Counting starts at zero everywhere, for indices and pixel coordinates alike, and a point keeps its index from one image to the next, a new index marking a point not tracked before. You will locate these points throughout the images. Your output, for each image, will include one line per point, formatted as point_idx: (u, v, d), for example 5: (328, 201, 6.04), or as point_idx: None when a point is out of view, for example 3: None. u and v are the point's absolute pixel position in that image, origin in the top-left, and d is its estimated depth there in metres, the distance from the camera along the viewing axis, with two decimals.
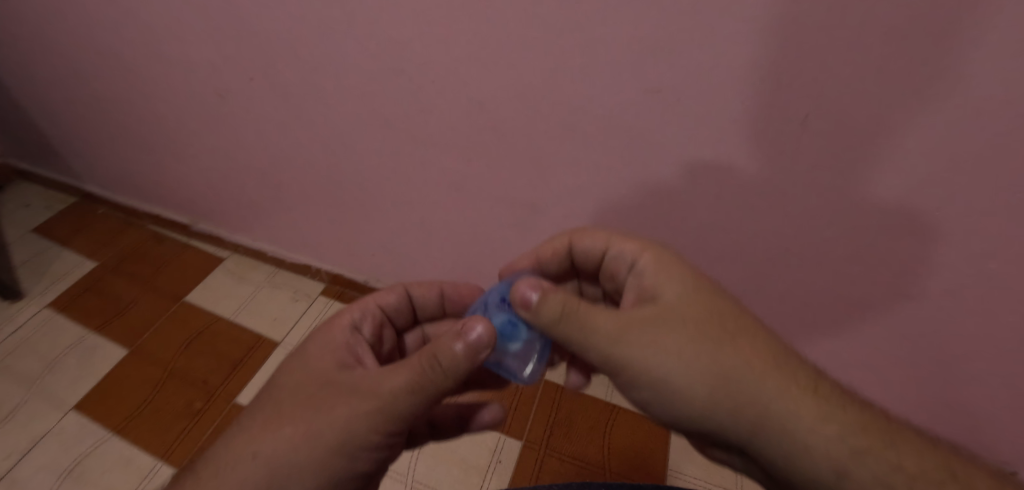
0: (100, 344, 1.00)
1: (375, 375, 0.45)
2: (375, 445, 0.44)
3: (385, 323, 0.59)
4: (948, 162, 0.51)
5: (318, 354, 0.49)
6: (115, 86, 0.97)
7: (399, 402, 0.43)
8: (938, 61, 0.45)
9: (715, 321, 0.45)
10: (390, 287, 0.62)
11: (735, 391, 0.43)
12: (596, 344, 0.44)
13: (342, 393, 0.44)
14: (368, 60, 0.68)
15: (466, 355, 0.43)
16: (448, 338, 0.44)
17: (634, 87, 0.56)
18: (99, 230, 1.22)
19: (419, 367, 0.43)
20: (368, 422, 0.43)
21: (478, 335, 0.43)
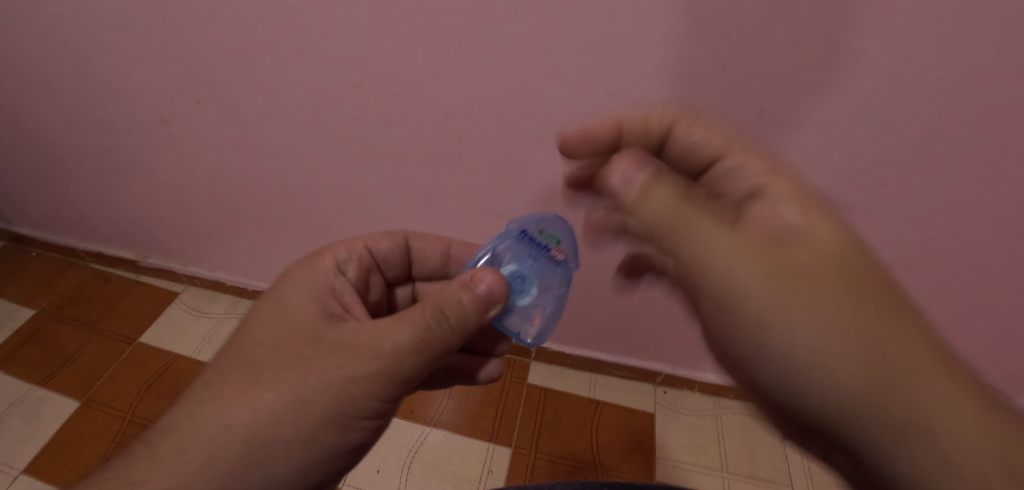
0: (47, 397, 0.92)
1: (369, 330, 0.42)
2: (373, 411, 0.42)
3: (372, 270, 0.58)
4: (891, 141, 0.55)
5: (296, 304, 0.46)
6: (42, 117, 0.90)
7: (400, 360, 0.41)
8: (879, 49, 0.48)
9: (838, 252, 0.40)
10: (383, 233, 0.61)
11: (863, 341, 0.38)
12: (699, 252, 0.42)
13: (331, 349, 0.41)
14: (324, 77, 0.66)
15: (477, 309, 0.44)
16: (457, 288, 0.44)
17: (596, 89, 0.58)
18: (35, 274, 1.14)
19: (424, 323, 0.42)
20: (362, 384, 0.40)
21: (491, 286, 0.45)
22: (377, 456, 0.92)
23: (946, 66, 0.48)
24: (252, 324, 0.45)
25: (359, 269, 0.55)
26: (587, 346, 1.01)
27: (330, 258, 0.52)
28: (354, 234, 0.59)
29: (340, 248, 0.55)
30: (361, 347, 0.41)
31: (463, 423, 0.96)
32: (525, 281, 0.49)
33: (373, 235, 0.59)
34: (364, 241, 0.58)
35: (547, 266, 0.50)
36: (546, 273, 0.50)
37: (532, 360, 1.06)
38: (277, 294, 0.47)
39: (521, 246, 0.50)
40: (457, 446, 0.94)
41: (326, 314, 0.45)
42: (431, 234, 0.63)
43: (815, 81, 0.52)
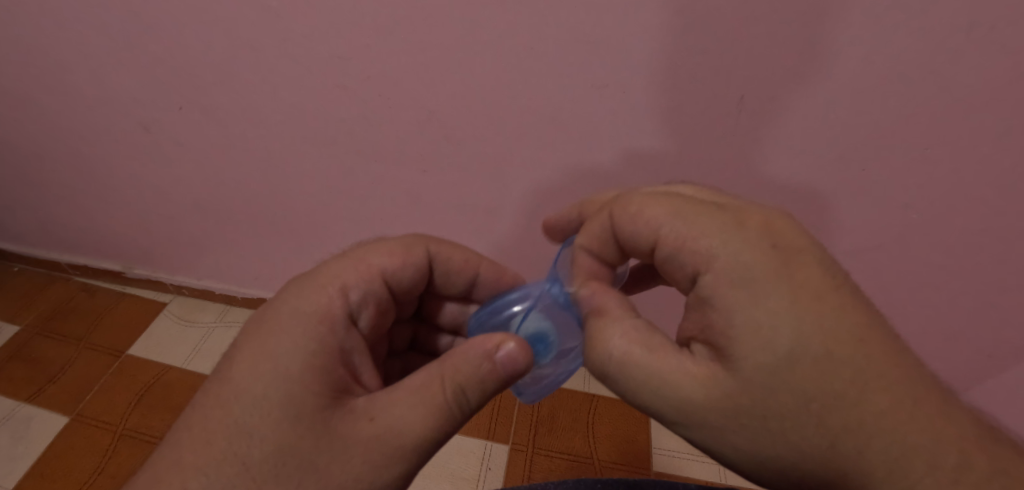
0: (35, 413, 0.91)
1: (384, 413, 0.39)
2: None
3: (387, 306, 0.52)
4: (867, 125, 0.56)
5: (297, 377, 0.40)
6: (21, 127, 0.88)
7: (419, 449, 0.39)
8: (853, 36, 0.50)
9: (793, 335, 0.34)
10: (403, 249, 0.54)
11: (812, 444, 0.34)
12: (645, 378, 0.36)
13: (345, 444, 0.38)
14: (306, 77, 0.66)
15: (497, 381, 0.40)
16: (478, 360, 0.40)
17: (580, 84, 0.59)
18: (17, 289, 1.12)
19: (442, 402, 0.39)
20: (380, 481, 0.38)
21: (511, 354, 0.40)
22: None
23: (920, 52, 0.49)
24: (241, 404, 0.39)
25: (375, 311, 0.50)
26: None
27: (342, 303, 0.46)
28: (367, 253, 0.52)
29: (354, 285, 0.48)
30: (379, 435, 0.38)
31: None
32: (546, 346, 0.45)
33: (392, 255, 0.53)
34: (383, 268, 0.52)
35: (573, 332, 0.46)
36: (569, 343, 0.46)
37: None
38: (270, 356, 0.41)
39: (556, 309, 0.45)
40: (455, 446, 0.94)
41: (337, 390, 0.41)
42: (451, 245, 0.57)
43: (791, 69, 0.53)
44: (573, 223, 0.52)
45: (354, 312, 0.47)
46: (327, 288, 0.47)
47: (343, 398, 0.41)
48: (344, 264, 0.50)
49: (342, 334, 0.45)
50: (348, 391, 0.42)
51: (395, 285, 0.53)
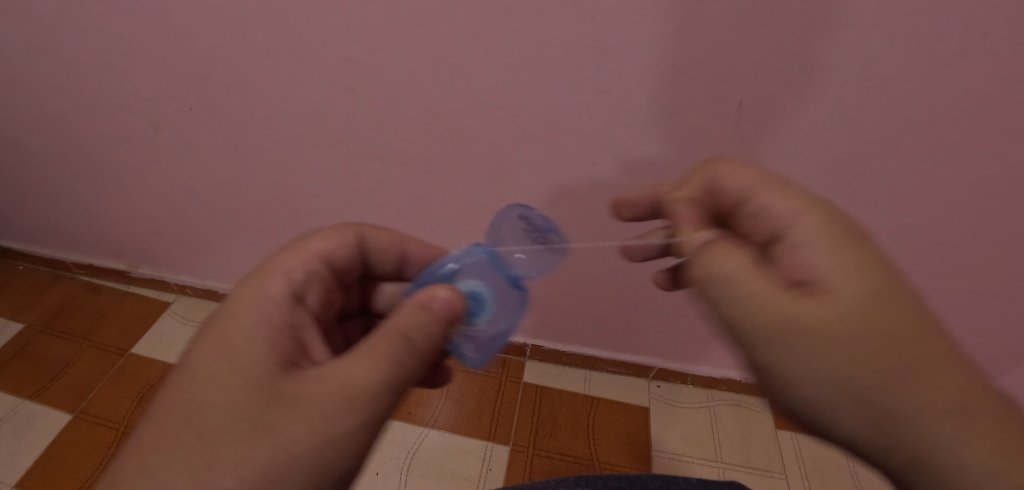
0: (38, 410, 0.91)
1: (332, 374, 0.38)
2: (351, 467, 0.38)
3: (331, 285, 0.52)
4: (864, 129, 0.58)
5: (244, 352, 0.39)
6: (30, 126, 0.89)
7: (372, 402, 0.38)
8: (850, 42, 0.51)
9: (890, 275, 0.36)
10: (333, 231, 0.54)
11: (903, 376, 0.35)
12: (748, 299, 0.37)
13: (297, 407, 0.37)
14: (316, 79, 0.67)
15: (439, 328, 0.43)
16: (416, 309, 0.42)
17: (585, 87, 0.60)
18: (22, 287, 1.12)
19: (392, 356, 0.39)
20: (339, 437, 0.37)
21: (447, 299, 0.43)
22: (376, 458, 0.92)
23: (914, 56, 0.51)
24: (185, 383, 0.38)
25: (320, 292, 0.50)
26: (582, 344, 1.02)
27: (285, 284, 0.45)
28: (301, 239, 0.51)
29: (293, 266, 0.48)
30: (332, 390, 0.37)
31: (461, 423, 0.97)
32: (480, 302, 0.48)
33: (325, 239, 0.53)
34: (321, 250, 0.52)
35: (505, 292, 0.50)
36: (504, 302, 0.49)
37: (527, 358, 1.07)
38: (215, 338, 0.40)
39: (486, 268, 0.50)
40: (455, 446, 0.94)
41: (290, 361, 0.40)
42: (380, 228, 0.58)
43: (791, 74, 0.55)
44: (644, 206, 0.52)
45: (301, 291, 0.47)
46: (270, 274, 0.46)
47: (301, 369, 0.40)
48: (280, 251, 0.50)
49: (290, 310, 0.44)
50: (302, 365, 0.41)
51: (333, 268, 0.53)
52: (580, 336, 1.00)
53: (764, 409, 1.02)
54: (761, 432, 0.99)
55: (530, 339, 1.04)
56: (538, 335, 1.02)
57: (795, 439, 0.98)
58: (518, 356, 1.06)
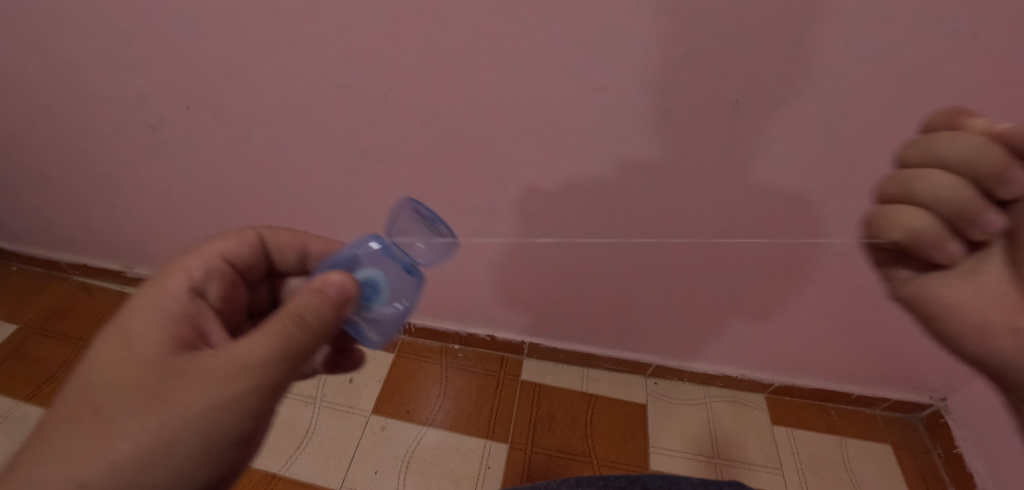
0: (32, 412, 0.91)
1: (224, 351, 0.39)
2: (243, 439, 0.39)
3: (236, 282, 0.53)
4: (860, 126, 0.58)
5: (141, 337, 0.41)
6: (23, 125, 0.88)
7: (261, 377, 0.38)
8: (847, 38, 0.52)
9: None
10: (235, 233, 0.55)
11: None
12: None
13: (184, 381, 0.38)
14: (314, 77, 0.67)
15: (334, 310, 0.42)
16: (308, 293, 0.41)
17: (581, 84, 0.60)
18: (15, 287, 1.11)
19: (284, 333, 0.39)
20: (226, 409, 0.38)
21: (341, 284, 0.43)
22: (374, 457, 0.92)
23: (906, 54, 0.51)
24: (92, 363, 0.40)
25: (221, 287, 0.51)
26: (579, 342, 1.02)
27: (184, 279, 0.47)
28: (205, 241, 0.53)
29: (194, 265, 0.49)
30: (220, 363, 0.38)
31: (459, 422, 0.97)
32: (376, 291, 0.49)
33: (227, 240, 0.54)
34: (218, 249, 0.53)
35: (402, 278, 0.50)
36: (398, 286, 0.50)
37: (524, 357, 1.07)
38: (117, 328, 0.42)
39: (381, 256, 0.50)
40: (453, 445, 0.94)
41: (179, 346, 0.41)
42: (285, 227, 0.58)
43: (788, 72, 0.55)
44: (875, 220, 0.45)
45: (200, 285, 0.48)
46: (170, 275, 0.47)
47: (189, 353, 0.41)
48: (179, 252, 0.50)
49: (184, 302, 0.45)
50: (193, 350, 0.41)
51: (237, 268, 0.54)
52: (578, 334, 1.00)
53: (760, 405, 1.03)
54: (758, 427, 1.00)
55: (528, 337, 1.04)
56: (536, 333, 1.03)
57: (791, 435, 0.99)
58: (516, 355, 1.07)
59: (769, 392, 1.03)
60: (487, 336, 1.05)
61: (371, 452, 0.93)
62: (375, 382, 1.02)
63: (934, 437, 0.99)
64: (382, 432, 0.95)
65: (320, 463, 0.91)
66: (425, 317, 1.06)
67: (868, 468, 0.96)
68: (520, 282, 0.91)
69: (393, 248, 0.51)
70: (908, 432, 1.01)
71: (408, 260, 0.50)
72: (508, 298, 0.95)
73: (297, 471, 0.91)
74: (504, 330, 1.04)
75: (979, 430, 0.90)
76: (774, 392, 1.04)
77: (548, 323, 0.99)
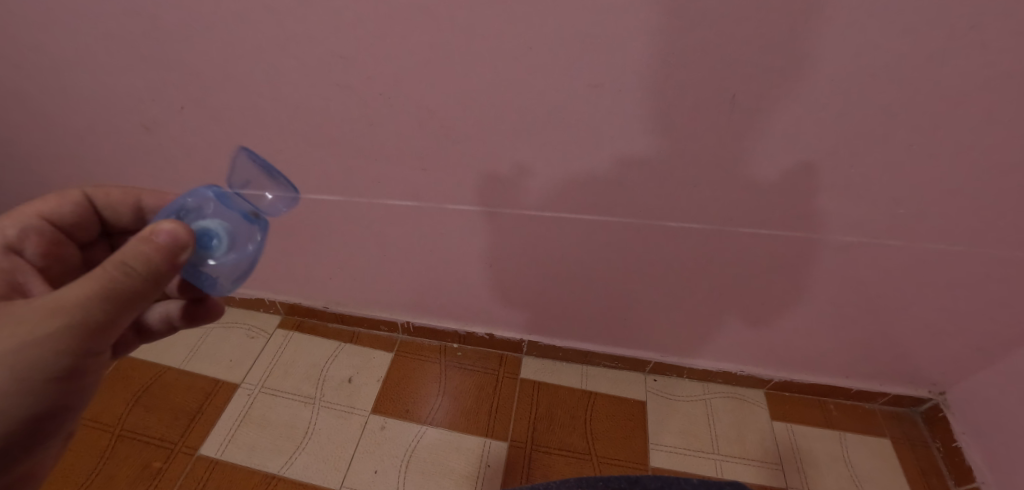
0: None
1: (49, 294, 0.41)
2: (69, 369, 0.43)
3: (55, 240, 0.57)
4: (856, 121, 0.58)
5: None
6: (18, 128, 0.88)
7: (81, 316, 0.41)
8: (843, 33, 0.51)
9: None
10: (58, 193, 0.57)
11: None
12: None
13: (3, 323, 0.40)
14: (309, 76, 0.67)
15: (164, 259, 0.42)
16: (133, 241, 0.42)
17: (577, 81, 0.60)
18: None
19: (104, 278, 0.41)
20: (45, 346, 0.41)
21: (171, 233, 0.43)
22: (374, 456, 0.92)
23: (904, 46, 0.51)
24: None
25: (37, 249, 0.55)
26: (578, 339, 1.02)
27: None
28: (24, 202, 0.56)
29: (7, 224, 0.54)
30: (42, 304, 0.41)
31: (458, 421, 0.97)
32: (217, 241, 0.48)
33: (44, 201, 0.56)
34: (37, 209, 0.56)
35: (244, 227, 0.50)
36: (238, 232, 0.49)
37: (524, 355, 1.07)
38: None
39: (216, 206, 0.49)
40: (453, 444, 0.94)
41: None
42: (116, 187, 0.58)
43: (783, 68, 0.55)
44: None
45: (9, 245, 0.53)
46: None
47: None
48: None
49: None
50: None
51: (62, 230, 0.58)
52: (577, 332, 1.00)
53: (760, 401, 1.03)
54: (758, 423, 1.00)
55: (527, 335, 1.04)
56: (535, 331, 1.03)
57: (790, 431, 0.99)
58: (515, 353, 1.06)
59: (769, 388, 1.03)
60: (486, 334, 1.05)
61: (371, 451, 0.93)
62: (373, 381, 1.02)
63: (933, 430, 0.99)
64: (381, 431, 0.95)
65: (319, 463, 0.91)
66: (423, 316, 1.06)
67: (868, 462, 0.96)
68: (517, 280, 0.91)
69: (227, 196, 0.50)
70: (907, 426, 1.01)
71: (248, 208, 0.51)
72: (506, 296, 0.95)
73: (297, 471, 0.91)
74: (502, 328, 1.04)
75: (978, 423, 0.90)
76: (773, 387, 1.04)
77: (546, 321, 0.99)
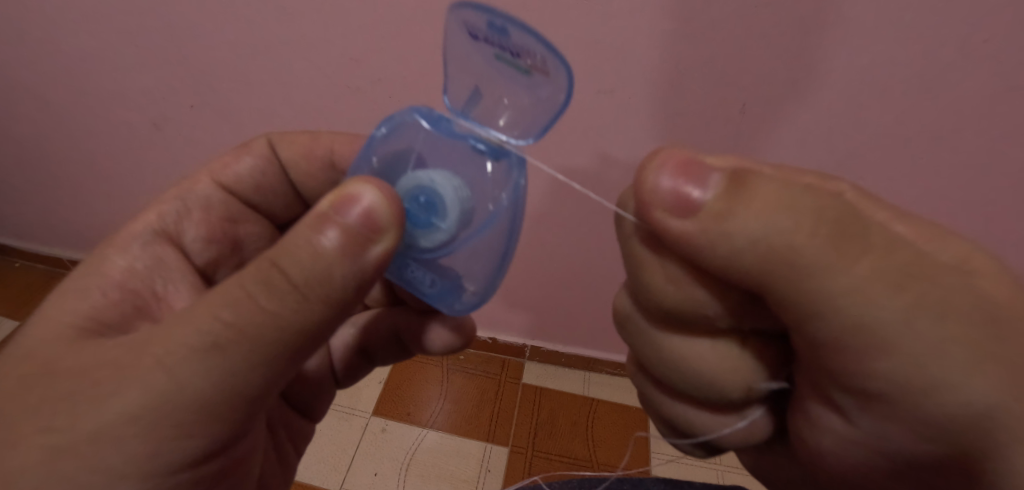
0: None
1: (134, 336, 0.33)
2: (154, 465, 0.32)
3: (235, 215, 0.55)
4: (864, 131, 0.59)
5: (84, 301, 0.40)
6: (28, 124, 0.90)
7: (176, 376, 0.30)
8: (851, 45, 0.52)
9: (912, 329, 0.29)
10: (242, 148, 0.55)
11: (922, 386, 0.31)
12: None
13: (58, 378, 0.33)
14: (318, 77, 0.66)
15: (342, 246, 0.31)
16: (308, 228, 0.31)
17: (587, 86, 0.60)
18: (17, 286, 1.16)
19: (241, 301, 0.30)
20: (121, 421, 0.31)
21: (359, 211, 0.32)
22: (374, 459, 0.92)
23: (915, 56, 0.52)
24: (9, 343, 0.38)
25: (203, 219, 0.52)
26: (582, 345, 1.02)
27: (154, 215, 0.50)
28: (210, 162, 0.55)
29: (172, 200, 0.51)
30: (129, 367, 0.31)
31: (459, 424, 0.97)
32: (430, 204, 0.37)
33: (227, 159, 0.54)
34: (212, 172, 0.54)
35: (475, 177, 0.38)
36: (474, 182, 0.38)
37: (526, 360, 1.06)
38: (82, 290, 0.41)
39: (434, 138, 0.38)
40: (454, 447, 0.94)
41: (127, 298, 0.43)
42: (257, 142, 0.55)
43: (793, 78, 0.55)
44: None
45: (173, 226, 0.50)
46: (145, 211, 0.50)
47: (133, 318, 0.41)
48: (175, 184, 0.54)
49: (146, 251, 0.47)
50: (141, 311, 0.43)
51: (243, 196, 0.55)
52: (580, 337, 1.00)
53: None
54: None
55: (529, 341, 1.04)
56: (537, 336, 1.02)
57: None
58: (518, 357, 1.06)
59: None
60: (488, 338, 1.06)
61: (371, 453, 0.93)
62: (376, 383, 1.02)
63: None
64: (382, 434, 0.95)
65: (320, 463, 0.91)
66: None
67: None
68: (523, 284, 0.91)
69: (444, 124, 0.38)
70: None
71: (484, 140, 0.37)
72: (509, 300, 0.95)
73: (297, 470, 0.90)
74: (506, 332, 1.04)
75: None
76: None
77: (549, 326, 0.99)
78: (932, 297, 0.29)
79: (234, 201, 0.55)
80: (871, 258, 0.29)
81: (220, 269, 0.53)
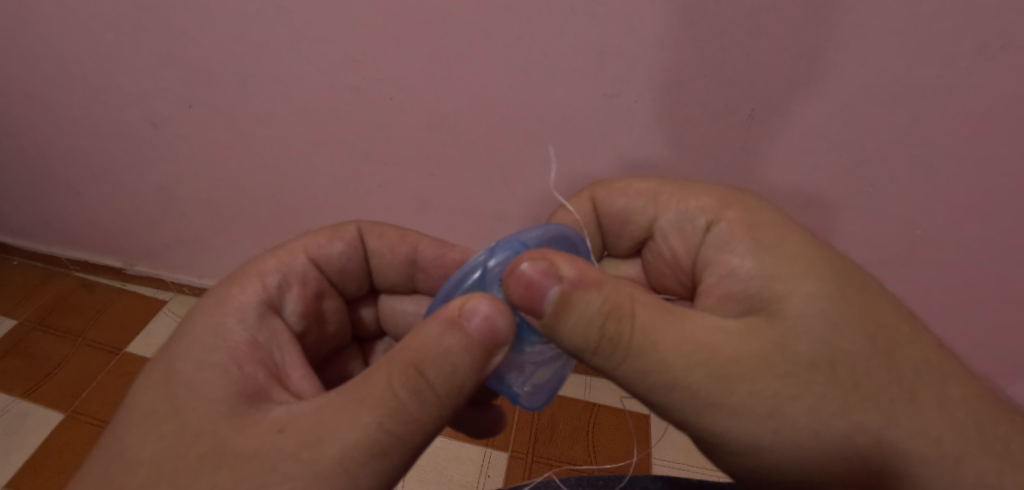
0: (31, 409, 0.95)
1: (298, 407, 0.34)
2: None
3: (322, 290, 0.53)
4: (880, 144, 0.56)
5: (224, 378, 0.37)
6: (27, 122, 0.89)
7: (351, 470, 0.31)
8: (865, 52, 0.49)
9: (753, 383, 0.34)
10: (333, 229, 0.54)
11: (791, 389, 0.34)
12: None
13: (236, 453, 0.32)
14: (318, 77, 0.65)
15: (472, 358, 0.33)
16: (443, 328, 0.33)
17: (593, 90, 0.58)
18: (17, 283, 1.16)
19: (394, 402, 0.32)
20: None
21: (488, 321, 0.33)
22: None
23: None
24: (156, 370, 0.39)
25: (302, 294, 0.50)
26: None
27: (258, 288, 0.46)
28: (296, 235, 0.53)
29: (270, 270, 0.48)
30: (310, 443, 0.31)
31: (460, 428, 0.96)
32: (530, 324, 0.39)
33: (316, 236, 0.53)
34: (304, 246, 0.52)
35: None
36: None
37: None
38: (205, 368, 0.38)
39: None
40: (453, 452, 0.93)
41: (260, 370, 0.39)
42: (348, 234, 0.54)
43: (804, 84, 0.53)
44: None
45: (274, 299, 0.47)
46: (246, 280, 0.46)
47: (270, 386, 0.38)
48: (265, 252, 0.50)
49: (254, 324, 0.43)
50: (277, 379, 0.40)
51: (326, 274, 0.53)
52: None
53: None
54: None
55: None
56: None
57: None
58: None
59: None
60: None
61: None
62: None
63: None
64: None
65: None
66: None
67: None
68: None
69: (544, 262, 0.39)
70: None
71: None
72: None
73: None
74: None
75: None
76: None
77: None
78: (703, 362, 0.34)
79: (320, 278, 0.52)
80: (675, 323, 0.35)
81: (306, 341, 0.51)
